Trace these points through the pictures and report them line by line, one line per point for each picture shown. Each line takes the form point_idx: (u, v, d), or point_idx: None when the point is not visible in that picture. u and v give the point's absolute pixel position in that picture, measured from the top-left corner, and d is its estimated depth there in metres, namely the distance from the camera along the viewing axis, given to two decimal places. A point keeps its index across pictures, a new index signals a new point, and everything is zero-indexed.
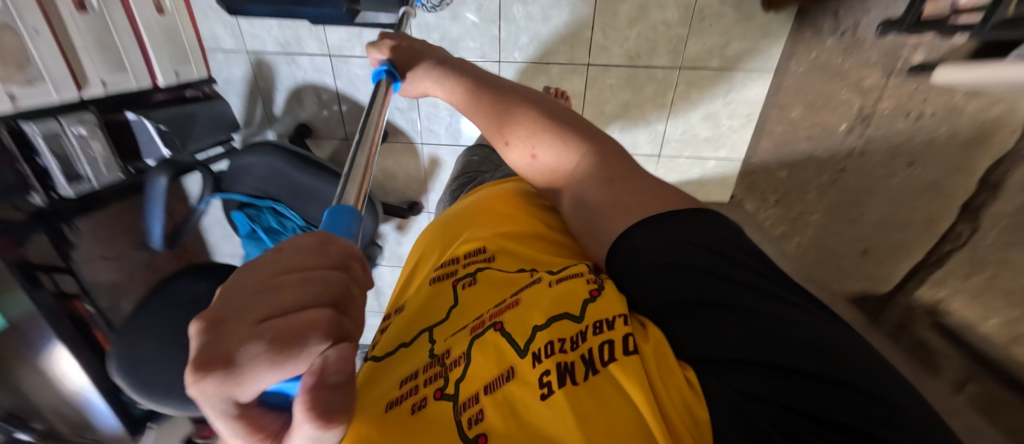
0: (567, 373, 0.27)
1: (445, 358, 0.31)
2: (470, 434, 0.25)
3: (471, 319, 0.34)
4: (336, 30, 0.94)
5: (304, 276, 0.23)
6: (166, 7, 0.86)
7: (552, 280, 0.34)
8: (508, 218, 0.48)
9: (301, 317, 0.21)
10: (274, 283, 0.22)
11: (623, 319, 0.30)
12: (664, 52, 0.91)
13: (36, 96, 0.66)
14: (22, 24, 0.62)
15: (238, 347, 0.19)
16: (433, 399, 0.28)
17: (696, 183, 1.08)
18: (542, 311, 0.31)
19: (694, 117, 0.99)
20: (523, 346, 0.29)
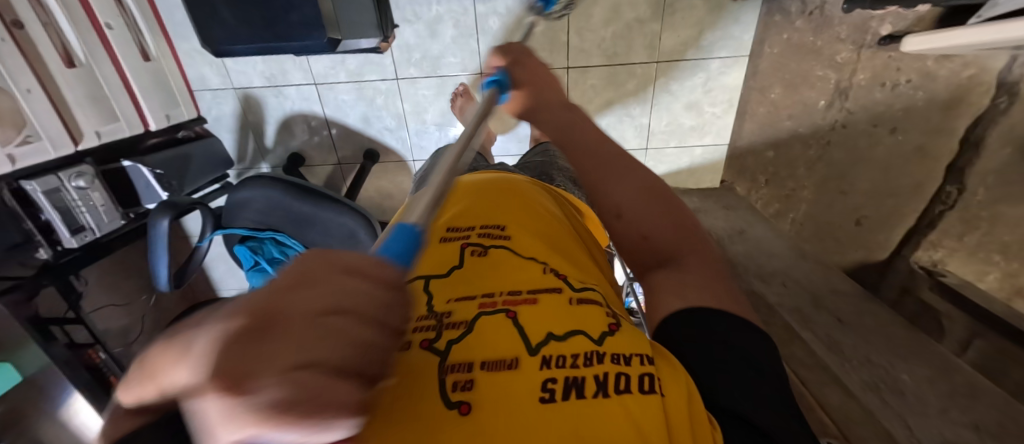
0: (573, 388, 0.26)
1: (444, 316, 0.32)
2: (452, 399, 0.25)
3: (480, 292, 0.34)
4: (319, 59, 0.96)
5: (372, 325, 0.15)
6: (151, 53, 0.89)
7: (573, 297, 0.34)
8: (523, 205, 0.48)
9: (336, 381, 0.12)
10: (332, 316, 0.14)
11: (644, 357, 0.29)
12: (641, 49, 0.94)
13: (33, 154, 0.68)
14: (16, 86, 0.64)
15: (258, 385, 0.11)
16: (421, 347, 0.29)
17: (686, 172, 1.10)
18: (562, 324, 0.31)
19: (677, 108, 1.01)
20: (535, 345, 0.29)
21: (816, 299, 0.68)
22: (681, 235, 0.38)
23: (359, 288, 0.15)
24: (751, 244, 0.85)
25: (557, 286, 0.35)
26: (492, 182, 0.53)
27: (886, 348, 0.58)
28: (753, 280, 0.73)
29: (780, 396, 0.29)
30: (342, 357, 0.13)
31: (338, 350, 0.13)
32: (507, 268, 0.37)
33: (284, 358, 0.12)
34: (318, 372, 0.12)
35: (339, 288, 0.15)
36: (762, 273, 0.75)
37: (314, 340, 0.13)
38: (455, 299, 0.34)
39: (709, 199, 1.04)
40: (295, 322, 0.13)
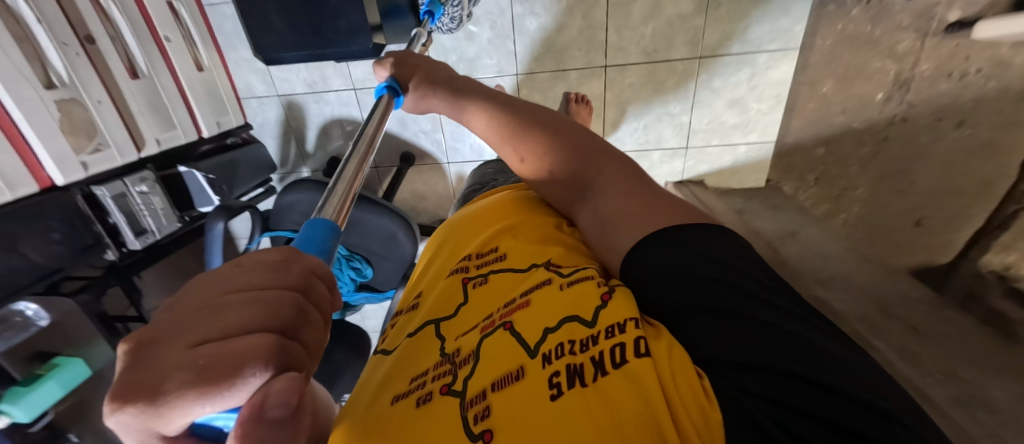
0: (576, 377, 0.29)
1: (456, 357, 0.36)
2: (475, 432, 0.28)
3: (481, 320, 0.39)
4: (359, 65, 0.98)
5: (252, 295, 0.23)
6: (204, 64, 0.94)
7: (564, 284, 0.38)
8: (512, 219, 0.54)
9: (234, 340, 0.21)
10: (213, 305, 0.23)
11: (634, 323, 0.32)
12: (682, 45, 0.91)
13: (102, 161, 0.72)
14: (87, 95, 0.69)
15: (167, 376, 0.20)
16: (439, 394, 0.32)
17: (728, 172, 1.04)
18: (555, 314, 0.35)
19: (719, 105, 0.96)
20: (534, 348, 0.32)
21: (882, 304, 0.64)
22: (601, 162, 0.51)
23: (227, 288, 0.24)
24: (804, 246, 0.80)
25: (549, 280, 0.40)
26: (484, 209, 0.59)
27: (967, 359, 0.53)
28: (809, 283, 0.69)
29: (742, 291, 0.31)
30: (223, 329, 0.22)
31: (220, 328, 0.21)
32: (501, 286, 0.43)
33: (188, 345, 0.21)
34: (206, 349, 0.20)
35: (211, 293, 0.24)
36: (819, 277, 0.71)
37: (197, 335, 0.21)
38: (463, 335, 0.39)
39: (753, 199, 0.99)
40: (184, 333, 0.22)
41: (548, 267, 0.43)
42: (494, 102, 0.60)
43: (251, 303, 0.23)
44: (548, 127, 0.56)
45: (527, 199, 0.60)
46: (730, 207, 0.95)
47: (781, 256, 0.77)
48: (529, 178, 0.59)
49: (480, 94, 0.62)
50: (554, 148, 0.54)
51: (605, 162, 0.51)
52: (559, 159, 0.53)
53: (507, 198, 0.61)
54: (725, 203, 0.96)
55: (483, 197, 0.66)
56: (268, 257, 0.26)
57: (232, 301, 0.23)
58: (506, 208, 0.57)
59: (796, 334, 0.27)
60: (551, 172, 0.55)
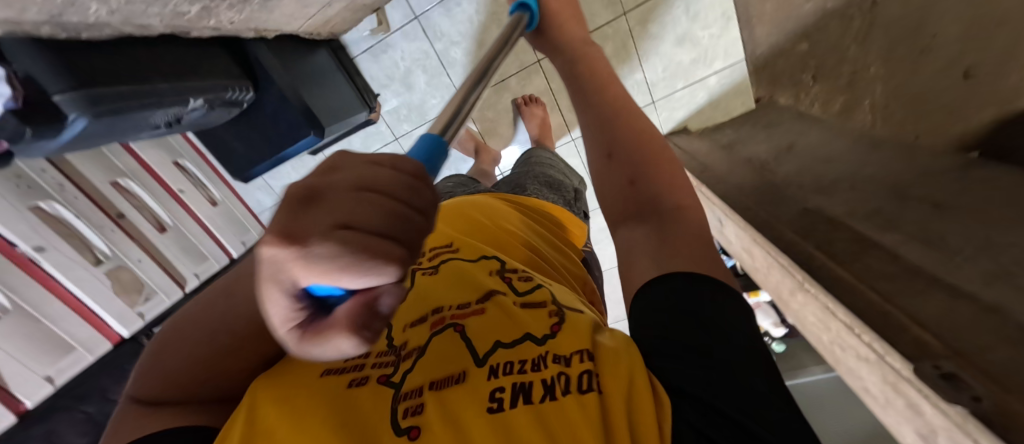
0: (518, 393, 0.33)
1: (400, 348, 0.39)
2: (401, 425, 0.31)
3: (430, 312, 0.42)
4: (332, 150, 1.09)
5: (394, 195, 0.20)
6: (218, 199, 1.19)
7: (517, 302, 0.43)
8: (471, 220, 0.58)
9: (374, 240, 0.18)
10: (362, 187, 0.20)
11: (582, 355, 0.36)
12: (603, 9, 0.89)
13: (155, 305, 1.00)
14: (130, 259, 0.95)
15: (310, 242, 0.18)
16: (375, 381, 0.35)
17: (709, 106, 1.00)
18: (509, 333, 0.39)
19: (667, 47, 0.93)
20: (482, 358, 0.36)
21: (899, 192, 0.55)
22: (681, 192, 0.45)
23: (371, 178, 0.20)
24: (800, 157, 0.72)
25: (505, 295, 0.44)
26: (445, 209, 0.63)
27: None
28: (808, 197, 0.62)
29: (714, 333, 0.34)
30: (362, 217, 0.18)
31: (358, 213, 0.18)
32: (456, 280, 0.46)
33: (333, 217, 0.18)
34: (335, 237, 0.17)
35: (355, 176, 0.20)
36: (820, 186, 0.63)
37: (331, 215, 0.18)
38: (410, 325, 0.42)
39: (745, 126, 0.91)
40: (319, 206, 0.19)
41: (504, 275, 0.47)
42: (618, 100, 0.52)
43: (385, 204, 0.19)
44: (656, 143, 0.48)
45: (493, 205, 0.63)
46: (716, 143, 0.88)
47: (773, 177, 0.70)
48: (593, 169, 0.51)
49: (613, 87, 0.54)
50: (654, 159, 0.47)
51: (688, 193, 0.45)
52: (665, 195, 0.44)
53: (472, 201, 0.65)
54: (712, 141, 0.89)
55: (454, 199, 0.69)
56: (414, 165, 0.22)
57: (380, 194, 0.20)
58: (469, 210, 0.61)
59: (750, 378, 0.31)
60: (631, 180, 0.46)
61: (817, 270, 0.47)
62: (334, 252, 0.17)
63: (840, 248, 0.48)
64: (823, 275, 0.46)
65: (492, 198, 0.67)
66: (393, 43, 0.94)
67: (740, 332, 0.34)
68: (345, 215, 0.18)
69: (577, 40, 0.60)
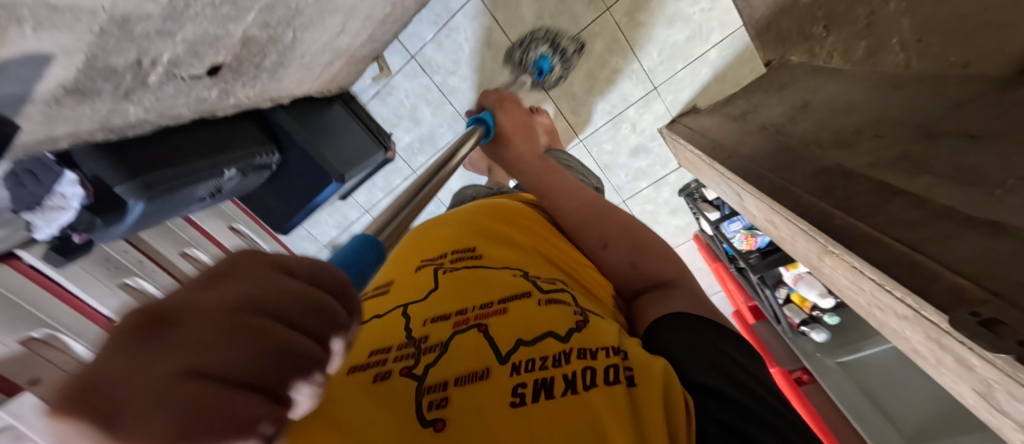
0: (541, 389, 0.32)
1: (421, 341, 0.37)
2: (428, 417, 0.31)
3: (453, 311, 0.40)
4: (361, 191, 1.18)
5: (277, 331, 0.20)
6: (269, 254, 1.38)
7: (542, 299, 0.41)
8: (491, 225, 0.57)
9: (234, 395, 0.18)
10: (241, 320, 0.20)
11: (606, 351, 0.35)
12: (585, 9, 0.90)
13: None
14: None
15: (147, 395, 0.16)
16: (398, 374, 0.34)
17: (717, 81, 0.96)
18: (532, 330, 0.37)
19: (659, 32, 0.91)
20: (505, 355, 0.35)
21: (928, 129, 0.50)
22: (676, 269, 0.54)
23: (250, 310, 0.21)
24: (816, 113, 0.68)
25: (528, 292, 0.42)
26: (463, 212, 0.62)
27: None
28: (826, 154, 0.58)
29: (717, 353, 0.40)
30: (229, 363, 0.19)
31: (221, 359, 0.18)
32: (480, 280, 0.44)
33: (187, 363, 0.18)
34: (180, 388, 0.17)
35: (236, 299, 0.21)
36: (839, 140, 0.59)
37: (177, 360, 0.18)
38: (431, 320, 0.40)
39: (756, 94, 0.87)
40: (174, 345, 0.18)
41: (528, 277, 0.45)
42: (587, 195, 0.64)
43: (254, 336, 0.20)
44: (638, 230, 0.58)
45: (512, 210, 0.62)
46: (727, 116, 0.85)
47: (788, 141, 0.66)
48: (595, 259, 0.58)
49: (570, 184, 0.67)
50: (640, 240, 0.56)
51: (676, 270, 0.54)
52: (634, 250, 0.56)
53: (492, 205, 0.63)
54: (722, 116, 0.86)
55: (471, 203, 0.68)
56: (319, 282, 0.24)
57: (257, 321, 0.20)
58: (490, 215, 0.60)
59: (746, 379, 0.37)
60: (631, 261, 0.55)
61: (835, 228, 0.44)
62: (177, 415, 0.16)
63: (859, 202, 0.45)
64: (842, 233, 0.43)
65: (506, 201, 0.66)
66: (397, 84, 1.02)
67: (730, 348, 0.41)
68: (205, 354, 0.18)
69: (524, 155, 0.75)
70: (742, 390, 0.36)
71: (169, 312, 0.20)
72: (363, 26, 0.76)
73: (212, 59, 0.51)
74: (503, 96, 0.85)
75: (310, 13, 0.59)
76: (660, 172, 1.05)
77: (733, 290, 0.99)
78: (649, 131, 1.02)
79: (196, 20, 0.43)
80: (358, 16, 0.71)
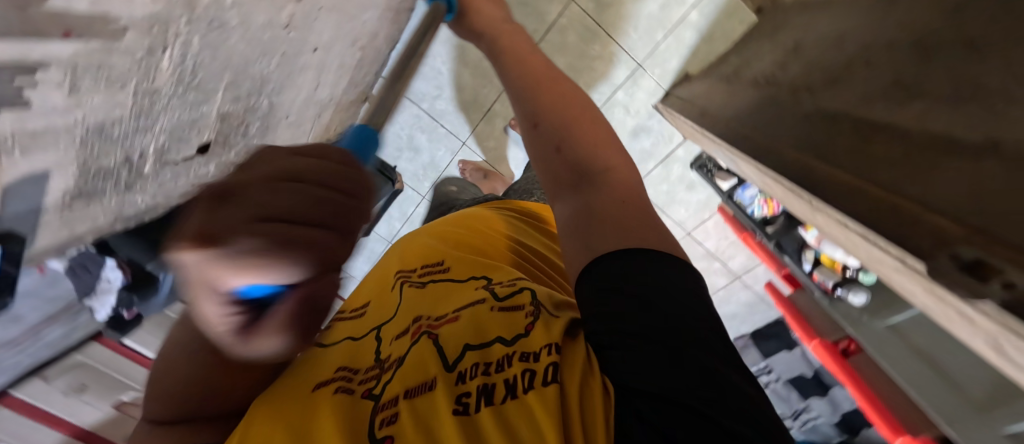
0: (482, 396, 0.33)
1: (384, 361, 0.39)
2: (378, 435, 0.31)
3: (409, 324, 0.43)
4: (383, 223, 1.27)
5: (310, 186, 0.20)
6: None
7: (495, 304, 0.41)
8: (461, 234, 0.58)
9: (293, 228, 0.19)
10: (276, 184, 0.20)
11: (548, 349, 0.35)
12: (550, 2, 0.89)
13: None
14: None
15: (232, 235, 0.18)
16: (361, 397, 0.36)
17: (706, 43, 0.89)
18: (480, 337, 0.38)
19: (631, 7, 0.87)
20: (452, 363, 0.36)
21: (925, 45, 0.40)
22: (608, 151, 0.41)
23: (283, 176, 0.20)
24: (807, 55, 0.60)
25: (483, 298, 0.43)
26: (436, 225, 0.64)
27: None
28: (814, 99, 0.51)
29: (670, 306, 0.31)
30: (286, 209, 0.19)
31: (284, 206, 0.19)
32: (441, 295, 0.46)
33: (247, 212, 0.18)
34: (252, 230, 0.18)
35: (270, 169, 0.20)
36: (829, 79, 0.51)
37: (248, 210, 0.18)
38: (396, 340, 0.42)
39: (748, 46, 0.80)
40: (232, 205, 0.18)
41: (488, 284, 0.45)
42: (544, 69, 0.47)
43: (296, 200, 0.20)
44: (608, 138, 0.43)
45: (489, 217, 0.62)
46: (720, 78, 0.79)
47: (778, 92, 0.59)
48: (523, 140, 0.44)
49: (534, 59, 0.48)
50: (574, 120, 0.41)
51: (608, 149, 0.41)
52: (602, 165, 0.40)
53: (470, 215, 0.64)
54: (713, 78, 0.80)
55: (453, 214, 0.69)
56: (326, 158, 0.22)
57: (294, 187, 0.20)
58: (466, 224, 0.61)
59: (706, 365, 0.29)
60: (557, 145, 0.40)
61: (820, 182, 0.39)
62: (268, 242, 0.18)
63: (840, 147, 0.39)
64: (824, 187, 0.38)
65: (480, 210, 0.67)
66: (390, 119, 1.11)
67: (695, 317, 0.31)
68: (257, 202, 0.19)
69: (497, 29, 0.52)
70: (697, 384, 0.28)
71: (216, 184, 0.19)
72: (338, 75, 0.82)
73: (198, 139, 0.57)
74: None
75: (278, 78, 0.64)
76: (665, 148, 1.00)
77: (764, 259, 0.93)
78: (644, 109, 0.97)
79: (168, 111, 0.49)
80: (330, 67, 0.76)
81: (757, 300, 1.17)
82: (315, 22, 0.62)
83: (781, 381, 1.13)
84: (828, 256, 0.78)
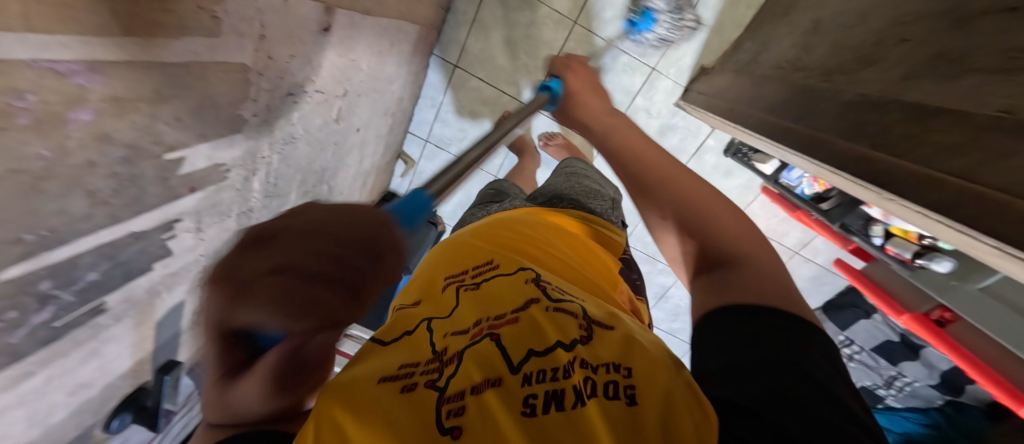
0: (551, 400, 0.29)
1: (444, 353, 0.33)
2: (445, 425, 0.27)
3: (469, 324, 0.36)
4: None
5: (338, 255, 0.20)
6: None
7: (550, 304, 0.37)
8: (505, 231, 0.52)
9: (319, 289, 0.19)
10: (312, 239, 0.20)
11: (613, 362, 0.32)
12: (553, 30, 0.93)
13: None
14: None
15: (263, 276, 0.19)
16: (422, 385, 0.30)
17: (716, 34, 0.90)
18: (539, 339, 0.34)
19: (631, 17, 0.90)
20: (516, 364, 0.32)
21: (957, 15, 0.40)
22: (705, 200, 0.44)
23: (323, 229, 0.21)
24: (826, 34, 0.61)
25: (536, 297, 0.38)
26: (483, 224, 0.57)
27: None
28: (853, 83, 0.50)
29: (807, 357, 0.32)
30: (309, 269, 0.19)
31: (307, 259, 0.19)
32: (492, 290, 0.40)
33: (273, 262, 0.19)
34: (276, 280, 0.18)
35: (312, 226, 0.21)
36: (860, 58, 0.52)
37: (282, 256, 0.19)
38: (452, 333, 0.35)
39: (759, 30, 0.81)
40: (277, 250, 0.19)
41: (541, 282, 0.40)
42: (656, 157, 0.50)
43: (346, 248, 0.21)
44: (695, 189, 0.46)
45: (532, 222, 0.57)
46: (739, 68, 0.80)
47: (807, 78, 0.60)
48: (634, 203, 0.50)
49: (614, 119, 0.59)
50: (689, 194, 0.44)
51: (738, 223, 0.43)
52: (692, 219, 0.43)
53: (516, 220, 0.56)
54: (731, 69, 0.82)
55: (494, 216, 0.61)
56: (361, 223, 0.23)
57: (323, 249, 0.20)
58: (507, 224, 0.55)
59: (813, 397, 0.29)
60: (689, 230, 0.43)
61: (882, 172, 0.40)
62: (279, 299, 0.18)
63: (893, 135, 0.40)
64: (889, 178, 0.39)
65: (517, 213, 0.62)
66: (423, 169, 1.17)
67: (798, 350, 0.32)
68: (295, 252, 0.19)
69: (592, 108, 0.64)
70: (808, 414, 0.27)
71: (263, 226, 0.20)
72: (376, 144, 0.88)
73: None
74: (569, 59, 0.73)
75: (334, 164, 0.70)
76: (695, 142, 1.01)
77: (829, 236, 0.91)
78: (666, 109, 0.99)
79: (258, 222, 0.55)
80: (369, 140, 0.83)
81: (822, 271, 1.15)
82: (356, 109, 0.69)
83: (865, 351, 1.10)
84: (898, 226, 0.74)
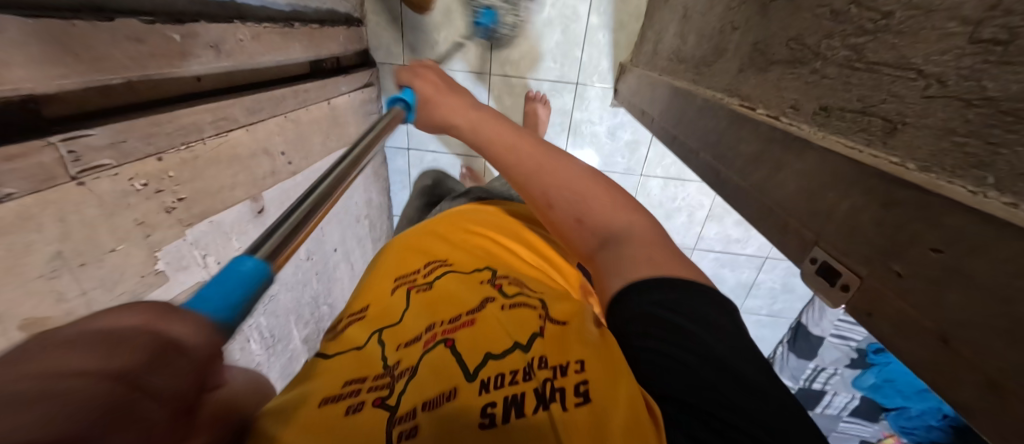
0: (511, 406, 0.26)
1: (393, 367, 0.31)
2: None
3: (423, 330, 0.34)
4: None
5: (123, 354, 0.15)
6: None
7: (506, 308, 0.36)
8: (454, 233, 0.53)
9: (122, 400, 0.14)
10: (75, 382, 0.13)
11: (573, 365, 0.29)
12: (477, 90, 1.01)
13: None
14: None
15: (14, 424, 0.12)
16: (370, 404, 0.27)
17: (621, 37, 0.93)
18: (496, 342, 0.32)
19: (540, 52, 0.96)
20: (472, 371, 0.29)
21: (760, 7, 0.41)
22: (586, 185, 0.43)
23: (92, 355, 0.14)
24: (692, 21, 0.62)
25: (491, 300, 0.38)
26: (439, 222, 0.57)
27: None
28: (711, 80, 0.51)
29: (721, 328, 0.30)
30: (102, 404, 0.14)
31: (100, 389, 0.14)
32: (446, 296, 0.39)
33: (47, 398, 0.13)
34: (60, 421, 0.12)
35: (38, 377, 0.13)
36: (713, 49, 0.53)
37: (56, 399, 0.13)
38: (405, 342, 0.33)
39: (654, 20, 0.81)
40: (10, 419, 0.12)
41: (496, 281, 0.42)
42: (525, 144, 0.49)
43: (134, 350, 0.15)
44: (568, 172, 0.45)
45: (478, 221, 0.57)
46: (646, 61, 0.81)
47: (684, 73, 0.61)
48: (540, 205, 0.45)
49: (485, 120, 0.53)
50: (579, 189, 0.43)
51: (618, 197, 0.42)
52: (588, 199, 0.42)
53: (460, 217, 0.58)
54: (638, 66, 0.83)
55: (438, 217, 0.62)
56: (130, 321, 0.16)
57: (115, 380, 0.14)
58: (465, 230, 0.54)
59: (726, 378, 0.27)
60: (578, 216, 0.42)
61: (725, 181, 0.42)
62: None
63: (725, 143, 0.42)
64: (731, 189, 0.40)
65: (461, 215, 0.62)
66: None
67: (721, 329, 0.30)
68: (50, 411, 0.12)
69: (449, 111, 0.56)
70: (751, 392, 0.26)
71: None
72: (361, 246, 1.02)
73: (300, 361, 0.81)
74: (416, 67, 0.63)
75: (323, 288, 0.82)
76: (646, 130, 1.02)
77: None
78: (605, 112, 1.01)
79: (274, 365, 0.68)
80: (352, 249, 0.95)
81: None
82: (324, 238, 0.80)
83: None
84: None
